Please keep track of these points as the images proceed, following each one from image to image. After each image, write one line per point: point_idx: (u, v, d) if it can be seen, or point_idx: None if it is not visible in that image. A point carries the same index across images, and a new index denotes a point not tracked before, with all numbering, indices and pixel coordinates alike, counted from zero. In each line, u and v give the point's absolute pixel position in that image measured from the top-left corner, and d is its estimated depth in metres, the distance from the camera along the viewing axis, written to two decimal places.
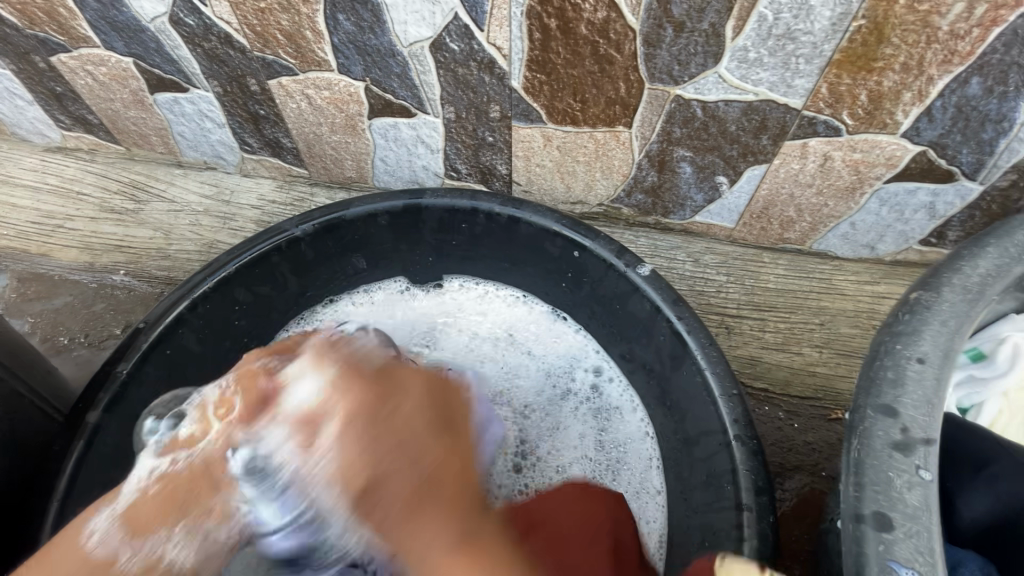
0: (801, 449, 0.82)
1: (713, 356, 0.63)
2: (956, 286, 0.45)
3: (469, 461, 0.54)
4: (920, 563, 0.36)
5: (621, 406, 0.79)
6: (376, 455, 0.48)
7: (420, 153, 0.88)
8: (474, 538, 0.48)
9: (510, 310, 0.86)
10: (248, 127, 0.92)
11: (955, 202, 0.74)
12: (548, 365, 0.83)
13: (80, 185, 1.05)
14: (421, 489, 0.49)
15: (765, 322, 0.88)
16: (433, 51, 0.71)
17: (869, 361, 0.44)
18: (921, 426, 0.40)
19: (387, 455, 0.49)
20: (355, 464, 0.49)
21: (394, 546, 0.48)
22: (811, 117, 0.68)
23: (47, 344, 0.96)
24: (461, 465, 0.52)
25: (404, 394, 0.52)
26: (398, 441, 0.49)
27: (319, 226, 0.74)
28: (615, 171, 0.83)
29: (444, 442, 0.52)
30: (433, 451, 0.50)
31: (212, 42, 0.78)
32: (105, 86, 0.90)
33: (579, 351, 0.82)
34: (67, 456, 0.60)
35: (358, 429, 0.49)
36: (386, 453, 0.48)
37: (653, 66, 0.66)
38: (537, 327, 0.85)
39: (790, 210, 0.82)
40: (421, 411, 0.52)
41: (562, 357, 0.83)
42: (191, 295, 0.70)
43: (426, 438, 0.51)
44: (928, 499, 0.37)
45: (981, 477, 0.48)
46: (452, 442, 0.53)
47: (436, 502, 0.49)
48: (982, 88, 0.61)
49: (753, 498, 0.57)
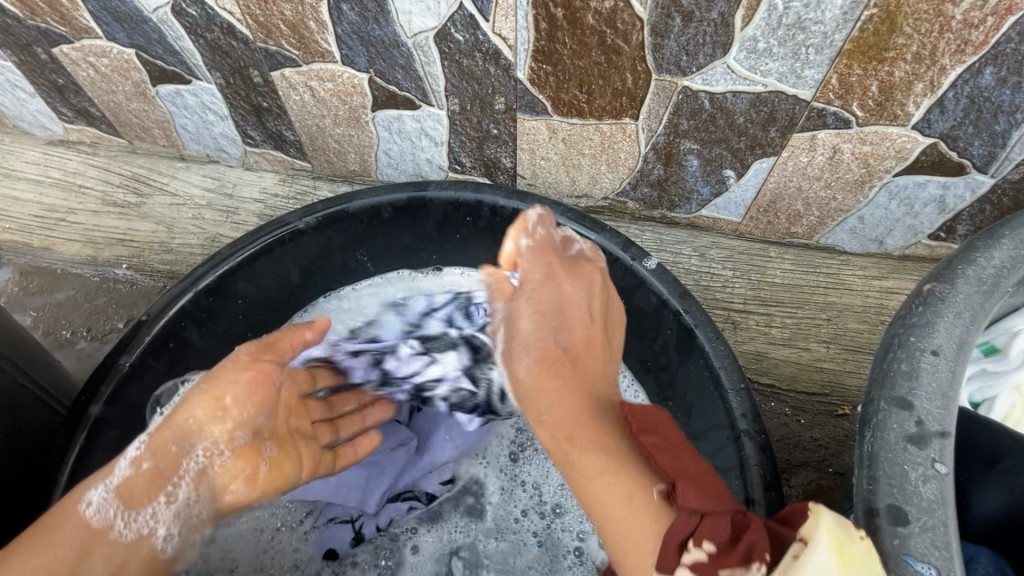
0: (807, 445, 0.82)
1: (720, 350, 0.62)
2: (971, 278, 0.44)
3: (609, 354, 0.62)
4: (937, 558, 0.35)
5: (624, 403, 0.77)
6: (545, 321, 0.61)
7: (424, 146, 0.88)
8: (593, 420, 0.53)
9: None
10: (251, 120, 0.91)
11: (966, 195, 0.73)
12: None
13: (83, 178, 1.04)
14: (563, 358, 0.59)
15: (772, 317, 0.87)
16: (438, 42, 0.70)
17: (882, 354, 0.43)
18: (936, 419, 0.39)
19: (551, 324, 0.61)
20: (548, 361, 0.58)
21: (525, 394, 0.59)
22: (820, 109, 0.67)
23: (50, 338, 0.95)
24: (599, 355, 0.60)
25: (577, 280, 0.62)
26: (560, 313, 0.61)
27: (322, 219, 0.73)
28: (620, 164, 0.82)
29: (593, 328, 0.61)
30: (579, 335, 0.60)
31: (214, 32, 0.77)
32: (107, 78, 0.90)
33: None
34: (69, 448, 0.60)
35: (530, 292, 0.62)
36: (544, 322, 0.61)
37: (660, 56, 0.65)
38: None
39: (797, 204, 0.81)
40: (586, 300, 0.61)
41: None
42: (194, 288, 0.69)
43: (583, 322, 0.61)
44: (943, 492, 0.37)
45: (994, 472, 0.48)
46: (597, 331, 0.61)
47: (567, 373, 0.57)
48: (996, 78, 0.60)
49: (762, 494, 0.56)
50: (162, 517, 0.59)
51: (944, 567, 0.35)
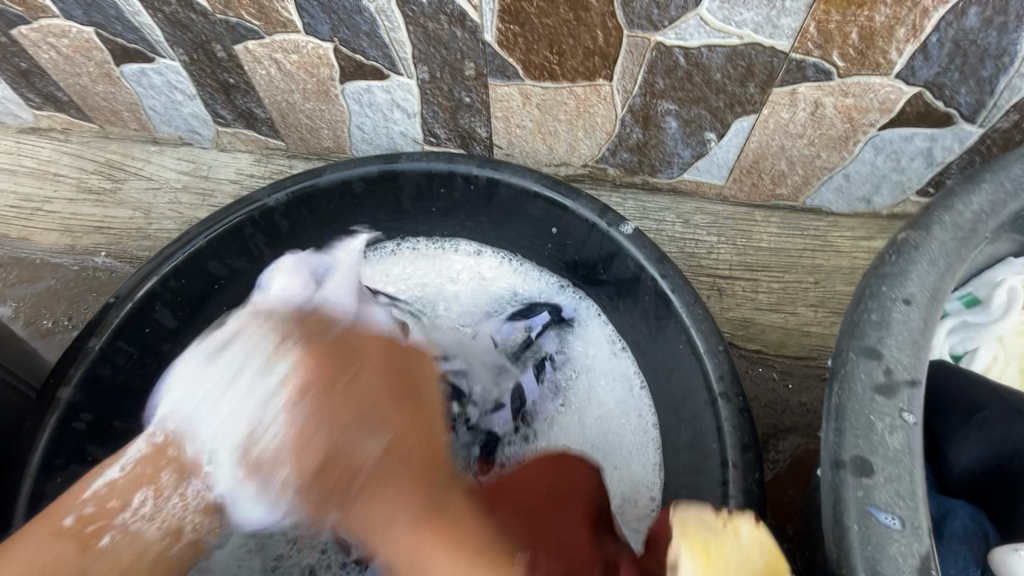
0: (795, 410, 0.81)
1: (698, 314, 0.61)
2: (948, 224, 0.42)
3: (433, 428, 0.52)
4: (900, 508, 0.34)
5: (625, 457, 0.72)
6: (324, 417, 0.47)
7: (397, 118, 0.85)
8: (440, 511, 0.47)
9: (593, 329, 0.79)
10: (220, 98, 0.89)
11: (953, 147, 0.71)
12: (596, 394, 0.76)
13: (56, 166, 1.02)
14: (385, 459, 0.47)
15: (758, 282, 0.85)
16: (400, 5, 0.68)
17: (854, 304, 0.41)
18: (905, 368, 0.38)
19: (340, 422, 0.47)
20: (319, 429, 0.47)
21: (366, 526, 0.47)
22: (799, 60, 0.64)
23: (31, 328, 0.94)
24: (423, 435, 0.50)
25: (361, 356, 0.50)
26: (352, 407, 0.48)
27: (292, 195, 0.72)
28: (598, 129, 0.80)
29: (405, 406, 0.50)
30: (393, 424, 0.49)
31: (172, 5, 0.74)
32: (70, 59, 0.87)
33: (620, 383, 0.76)
34: (39, 430, 0.60)
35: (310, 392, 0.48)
36: (328, 419, 0.47)
37: (630, 10, 0.62)
38: (592, 342, 0.79)
39: (781, 163, 0.78)
40: (380, 363, 0.51)
41: (612, 385, 0.76)
42: (161, 270, 0.67)
43: (384, 399, 0.49)
44: (911, 442, 0.36)
45: (972, 424, 0.47)
46: (411, 407, 0.51)
47: (392, 483, 0.47)
48: (980, 19, 0.57)
49: (739, 455, 0.55)
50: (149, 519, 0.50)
51: (908, 517, 0.34)
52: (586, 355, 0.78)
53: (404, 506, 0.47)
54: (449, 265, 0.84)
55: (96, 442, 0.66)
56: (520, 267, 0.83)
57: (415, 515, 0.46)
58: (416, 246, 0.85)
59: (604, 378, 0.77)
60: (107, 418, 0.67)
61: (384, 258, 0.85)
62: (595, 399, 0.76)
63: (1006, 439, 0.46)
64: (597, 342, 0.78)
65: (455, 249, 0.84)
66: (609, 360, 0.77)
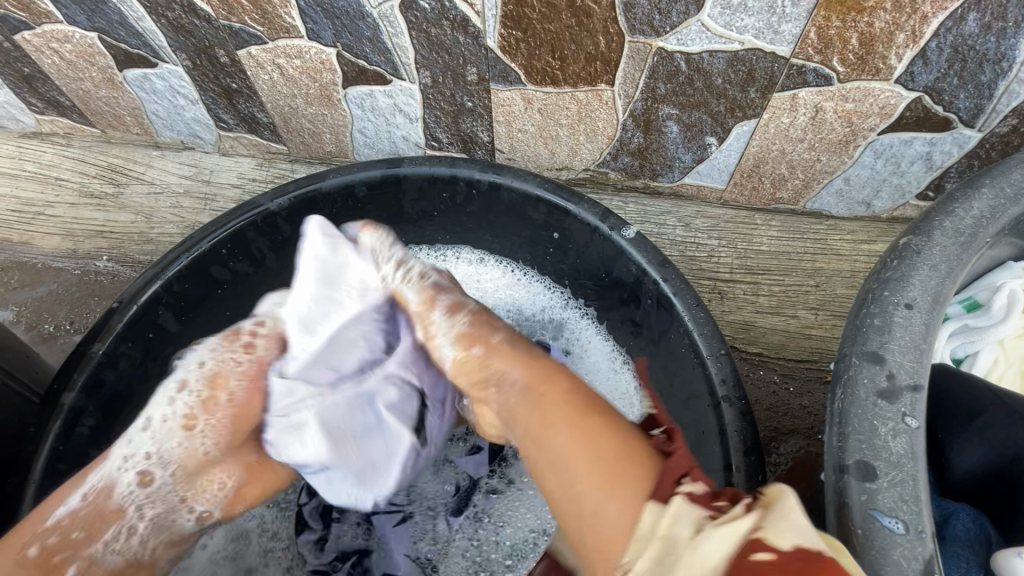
0: (796, 413, 0.81)
1: (700, 317, 0.61)
2: (949, 229, 0.43)
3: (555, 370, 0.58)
4: (904, 512, 0.35)
5: None
6: (475, 323, 0.59)
7: (399, 123, 0.86)
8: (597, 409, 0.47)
9: (593, 345, 0.80)
10: (222, 103, 0.89)
11: (953, 151, 0.71)
12: None
13: (58, 170, 1.03)
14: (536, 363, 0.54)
15: (759, 285, 0.86)
16: (403, 11, 0.68)
17: (856, 309, 0.42)
18: (907, 372, 0.38)
19: (485, 327, 0.59)
20: (481, 339, 0.58)
21: (520, 413, 0.50)
22: (800, 66, 0.64)
23: (33, 333, 0.94)
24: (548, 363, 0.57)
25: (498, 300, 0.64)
26: (492, 324, 0.59)
27: (294, 200, 0.72)
28: (599, 133, 0.80)
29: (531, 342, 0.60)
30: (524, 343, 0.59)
31: (175, 11, 0.75)
32: (73, 64, 0.88)
33: (619, 396, 0.76)
34: (41, 438, 0.59)
35: (479, 315, 0.60)
36: (484, 327, 0.59)
37: (632, 16, 0.63)
38: (592, 357, 0.79)
39: (782, 167, 0.79)
40: (511, 311, 0.64)
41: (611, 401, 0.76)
42: (164, 274, 0.67)
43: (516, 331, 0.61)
44: (914, 446, 0.36)
45: (974, 428, 0.47)
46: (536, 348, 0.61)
47: (546, 378, 0.51)
48: (979, 25, 0.58)
49: (742, 459, 0.55)
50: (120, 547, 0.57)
51: (912, 521, 0.34)
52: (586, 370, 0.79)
53: (563, 405, 0.48)
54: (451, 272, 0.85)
55: (98, 446, 0.66)
56: (522, 274, 0.83)
57: (567, 404, 0.48)
58: (417, 253, 0.85)
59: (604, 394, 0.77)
60: (109, 422, 0.67)
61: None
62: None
63: (1008, 442, 0.46)
64: (598, 358, 0.79)
65: (457, 255, 0.85)
66: (608, 379, 0.77)
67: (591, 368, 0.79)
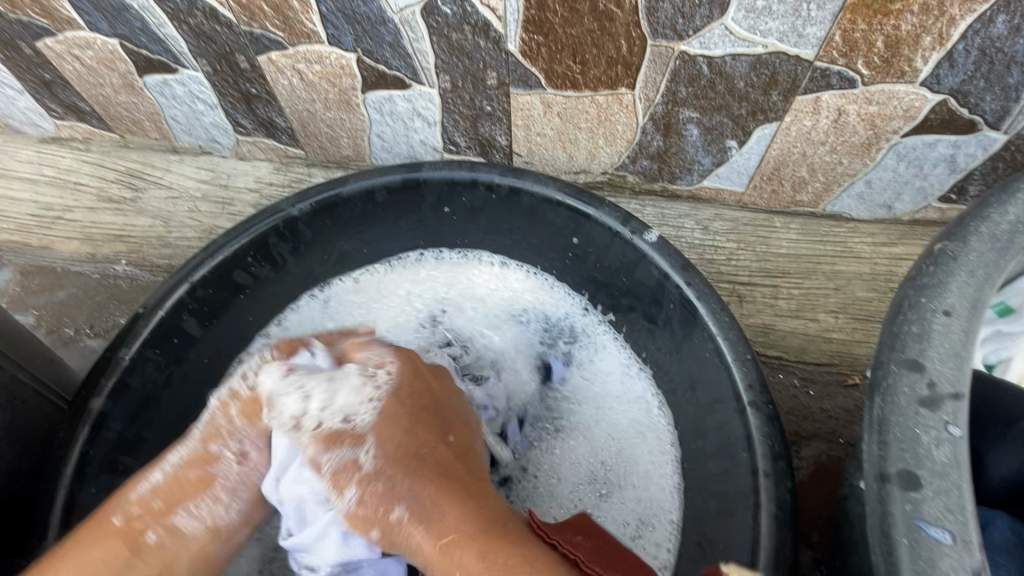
0: (818, 417, 0.81)
1: (725, 322, 0.61)
2: (985, 234, 0.42)
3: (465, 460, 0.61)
4: (951, 522, 0.34)
5: (639, 478, 0.72)
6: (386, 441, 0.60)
7: (417, 127, 0.86)
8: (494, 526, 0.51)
9: (610, 347, 0.80)
10: (241, 108, 0.89)
11: (977, 153, 0.71)
12: (613, 413, 0.76)
13: (77, 175, 1.03)
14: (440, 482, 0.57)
15: (778, 288, 0.85)
16: (425, 16, 0.68)
17: (892, 316, 0.42)
18: (949, 380, 0.38)
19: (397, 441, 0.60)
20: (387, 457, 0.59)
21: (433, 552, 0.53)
22: (824, 69, 0.64)
23: (54, 336, 0.95)
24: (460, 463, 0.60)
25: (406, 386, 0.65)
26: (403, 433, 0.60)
27: (316, 205, 0.72)
28: (618, 137, 0.80)
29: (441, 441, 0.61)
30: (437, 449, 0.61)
31: (197, 17, 0.75)
32: (94, 70, 0.88)
33: (638, 399, 0.76)
34: (71, 443, 0.60)
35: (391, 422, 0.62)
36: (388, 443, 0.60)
37: (655, 20, 0.63)
38: (610, 359, 0.79)
39: (802, 170, 0.78)
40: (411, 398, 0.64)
41: (629, 404, 0.76)
42: (189, 279, 0.68)
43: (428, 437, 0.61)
44: (958, 455, 0.36)
45: (1010, 434, 0.47)
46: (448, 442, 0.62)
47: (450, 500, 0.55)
48: (1008, 27, 0.57)
49: (770, 465, 0.55)
50: (201, 517, 0.60)
51: (960, 532, 0.34)
52: (603, 373, 0.79)
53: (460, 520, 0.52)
54: (470, 275, 0.85)
55: (124, 451, 0.66)
56: (542, 276, 0.83)
57: (468, 533, 0.51)
58: (439, 254, 0.85)
59: (622, 396, 0.77)
60: (135, 427, 0.67)
61: (409, 264, 0.85)
62: (604, 424, 0.76)
63: None
64: (615, 360, 0.79)
65: (476, 257, 0.85)
66: (621, 385, 0.78)
67: (608, 370, 0.79)
